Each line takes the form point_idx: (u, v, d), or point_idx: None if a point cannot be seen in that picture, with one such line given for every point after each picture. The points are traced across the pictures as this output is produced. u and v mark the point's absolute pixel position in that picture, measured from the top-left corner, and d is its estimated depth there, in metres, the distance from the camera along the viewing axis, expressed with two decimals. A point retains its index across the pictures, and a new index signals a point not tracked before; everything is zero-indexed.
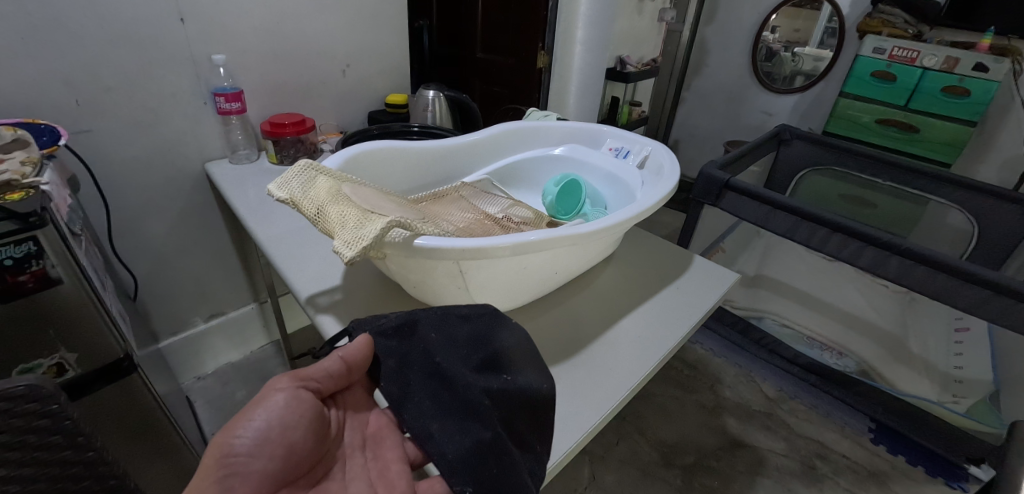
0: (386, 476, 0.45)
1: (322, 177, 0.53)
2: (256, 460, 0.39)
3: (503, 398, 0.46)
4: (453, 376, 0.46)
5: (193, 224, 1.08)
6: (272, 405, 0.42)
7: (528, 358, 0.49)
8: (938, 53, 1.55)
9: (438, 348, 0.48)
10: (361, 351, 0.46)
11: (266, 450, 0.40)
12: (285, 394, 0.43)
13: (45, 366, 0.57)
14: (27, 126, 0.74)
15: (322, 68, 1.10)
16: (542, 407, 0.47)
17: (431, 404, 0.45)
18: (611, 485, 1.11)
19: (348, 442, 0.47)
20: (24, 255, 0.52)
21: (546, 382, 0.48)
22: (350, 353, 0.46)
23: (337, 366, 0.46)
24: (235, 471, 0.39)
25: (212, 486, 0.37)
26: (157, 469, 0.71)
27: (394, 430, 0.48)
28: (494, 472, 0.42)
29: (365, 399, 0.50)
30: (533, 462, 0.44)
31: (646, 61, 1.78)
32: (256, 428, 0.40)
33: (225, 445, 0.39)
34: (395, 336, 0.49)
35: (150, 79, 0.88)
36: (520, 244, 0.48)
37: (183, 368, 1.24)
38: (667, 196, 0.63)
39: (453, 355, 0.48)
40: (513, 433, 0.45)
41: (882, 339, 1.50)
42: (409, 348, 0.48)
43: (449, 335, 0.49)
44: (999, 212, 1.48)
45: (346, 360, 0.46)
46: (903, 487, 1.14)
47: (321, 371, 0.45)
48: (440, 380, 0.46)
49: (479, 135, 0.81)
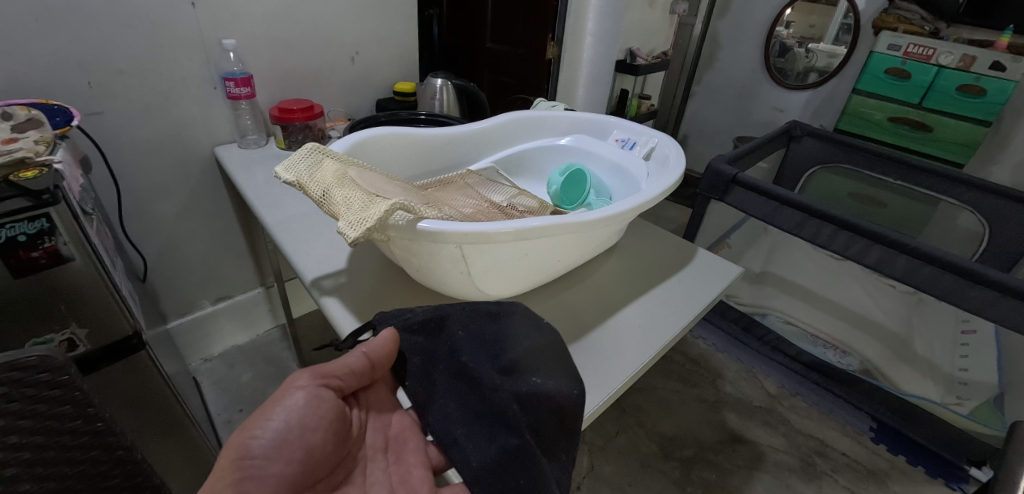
0: (407, 480, 0.46)
1: (329, 160, 0.53)
2: (273, 463, 0.41)
3: (531, 403, 0.45)
4: (480, 379, 0.46)
5: (202, 207, 1.09)
6: (291, 404, 0.43)
7: (552, 356, 0.49)
8: (955, 51, 1.52)
9: (463, 347, 0.49)
10: (385, 345, 0.48)
11: (284, 452, 0.41)
12: (305, 392, 0.44)
13: (57, 340, 0.58)
14: (41, 106, 0.74)
15: (331, 54, 1.10)
16: (570, 414, 0.47)
17: (456, 406, 0.46)
18: (609, 475, 1.12)
19: (370, 444, 0.49)
20: (37, 231, 0.53)
21: (575, 389, 0.48)
22: (374, 350, 0.48)
23: (360, 362, 0.47)
24: (251, 474, 0.39)
25: (227, 488, 0.38)
26: (168, 445, 0.73)
27: (417, 432, 0.49)
28: (521, 482, 0.41)
29: (389, 398, 0.52)
30: (560, 472, 0.45)
31: (657, 54, 1.77)
32: (274, 428, 0.42)
33: (242, 446, 0.40)
34: (422, 331, 0.50)
35: (161, 62, 0.89)
36: (523, 230, 0.48)
37: (191, 350, 1.26)
38: (672, 186, 0.63)
39: (480, 355, 0.48)
40: (541, 442, 0.45)
41: (888, 340, 1.49)
42: (436, 345, 0.50)
43: (475, 333, 0.50)
44: (1012, 214, 1.46)
45: (370, 356, 0.47)
46: (901, 486, 1.14)
47: (344, 368, 0.47)
48: (467, 381, 0.47)
49: (485, 123, 0.81)
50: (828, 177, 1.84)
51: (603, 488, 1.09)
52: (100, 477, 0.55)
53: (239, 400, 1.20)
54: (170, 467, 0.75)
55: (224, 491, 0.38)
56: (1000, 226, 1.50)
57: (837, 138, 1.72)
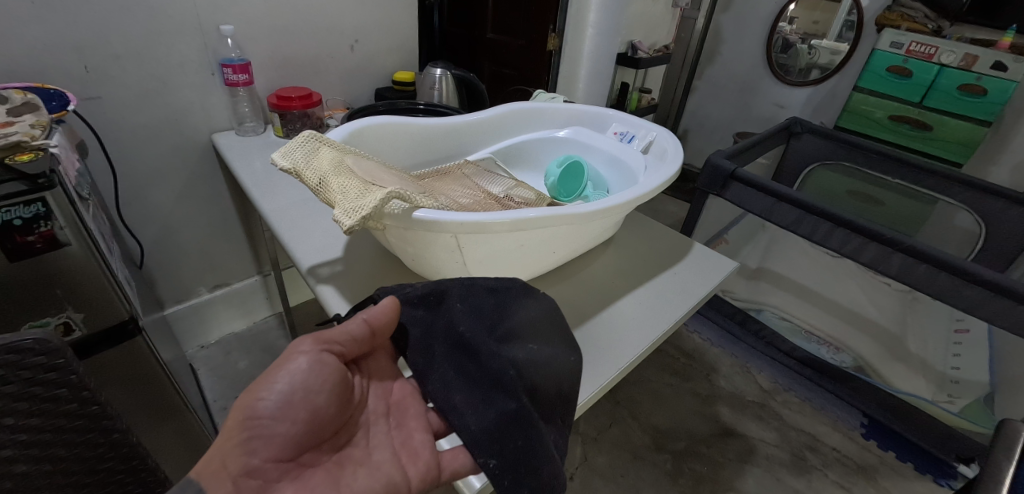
0: (410, 445, 0.46)
1: (326, 149, 0.53)
2: (278, 423, 0.41)
3: (526, 369, 0.46)
4: (477, 348, 0.47)
5: (199, 194, 1.09)
6: (294, 368, 0.42)
7: (542, 327, 0.51)
8: (957, 50, 1.52)
9: (460, 317, 0.49)
10: (385, 314, 0.47)
11: (289, 414, 0.41)
12: (308, 358, 0.43)
13: (54, 324, 0.58)
14: (37, 90, 0.74)
15: (330, 42, 1.09)
16: (567, 381, 0.49)
17: (454, 375, 0.46)
18: (602, 466, 1.13)
19: (372, 409, 0.49)
20: (33, 215, 0.53)
21: (573, 355, 0.51)
22: (374, 316, 0.47)
23: (361, 329, 0.46)
24: (258, 434, 0.40)
25: (235, 448, 0.39)
26: (163, 430, 0.74)
27: (418, 400, 0.50)
28: (519, 444, 0.43)
29: (389, 366, 0.51)
30: (558, 435, 0.47)
31: (659, 47, 1.76)
32: (279, 391, 0.41)
33: (248, 408, 0.40)
34: (422, 305, 0.50)
35: (159, 47, 0.89)
36: (520, 221, 0.48)
37: (187, 336, 1.26)
38: (669, 181, 0.63)
39: (477, 324, 0.48)
40: (540, 407, 0.46)
41: (881, 337, 1.50)
42: (435, 317, 0.50)
43: (474, 305, 0.50)
44: (1008, 214, 1.46)
45: (370, 323, 0.46)
46: (890, 481, 1.15)
47: (345, 334, 0.45)
48: (465, 350, 0.47)
49: (485, 113, 0.81)
50: (827, 174, 1.84)
51: (595, 479, 1.10)
52: (96, 459, 0.55)
53: (234, 387, 1.21)
54: (167, 451, 0.76)
55: (234, 451, 0.39)
56: (996, 226, 1.50)
57: (837, 135, 1.72)
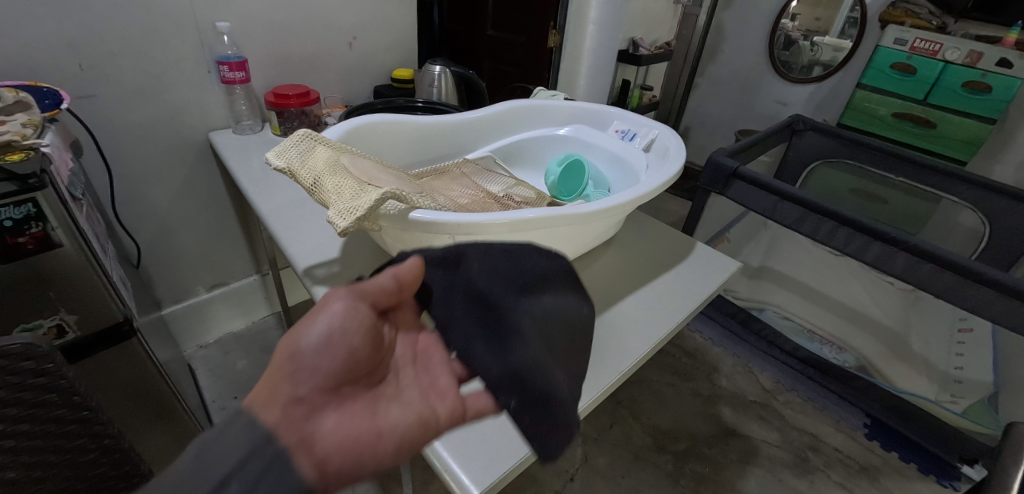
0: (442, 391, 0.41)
1: (321, 148, 0.52)
2: (322, 360, 0.34)
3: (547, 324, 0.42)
4: (497, 302, 0.41)
5: (196, 193, 1.08)
6: (334, 308, 0.36)
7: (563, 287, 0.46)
8: (962, 46, 1.50)
9: (480, 273, 0.43)
10: (415, 271, 0.42)
11: (332, 352, 0.35)
12: (346, 300, 0.37)
13: (46, 326, 0.57)
14: (30, 88, 0.72)
15: (327, 38, 1.08)
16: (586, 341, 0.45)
17: (478, 332, 0.41)
18: (603, 467, 1.12)
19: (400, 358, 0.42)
20: (24, 216, 0.51)
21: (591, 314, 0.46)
22: (405, 271, 0.41)
23: (393, 282, 0.40)
24: (302, 369, 0.33)
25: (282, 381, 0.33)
26: (158, 430, 0.74)
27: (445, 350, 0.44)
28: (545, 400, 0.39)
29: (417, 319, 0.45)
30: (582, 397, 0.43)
31: (660, 44, 1.74)
32: (320, 330, 0.35)
33: (292, 344, 0.34)
34: (441, 265, 0.44)
35: (154, 45, 0.87)
36: (518, 221, 0.47)
37: (185, 336, 1.26)
38: (671, 179, 0.62)
39: (497, 280, 0.43)
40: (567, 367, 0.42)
41: (884, 337, 1.48)
42: (455, 275, 0.43)
43: (491, 265, 0.44)
44: (1013, 213, 1.45)
45: (400, 278, 0.41)
46: (893, 482, 1.14)
47: (380, 285, 0.39)
48: (486, 306, 0.42)
49: (485, 111, 0.80)
50: (829, 172, 1.83)
51: (596, 480, 1.09)
52: (87, 465, 0.54)
53: (233, 387, 1.20)
54: (162, 453, 0.76)
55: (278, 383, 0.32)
56: (1000, 225, 1.49)
57: (840, 133, 1.71)
